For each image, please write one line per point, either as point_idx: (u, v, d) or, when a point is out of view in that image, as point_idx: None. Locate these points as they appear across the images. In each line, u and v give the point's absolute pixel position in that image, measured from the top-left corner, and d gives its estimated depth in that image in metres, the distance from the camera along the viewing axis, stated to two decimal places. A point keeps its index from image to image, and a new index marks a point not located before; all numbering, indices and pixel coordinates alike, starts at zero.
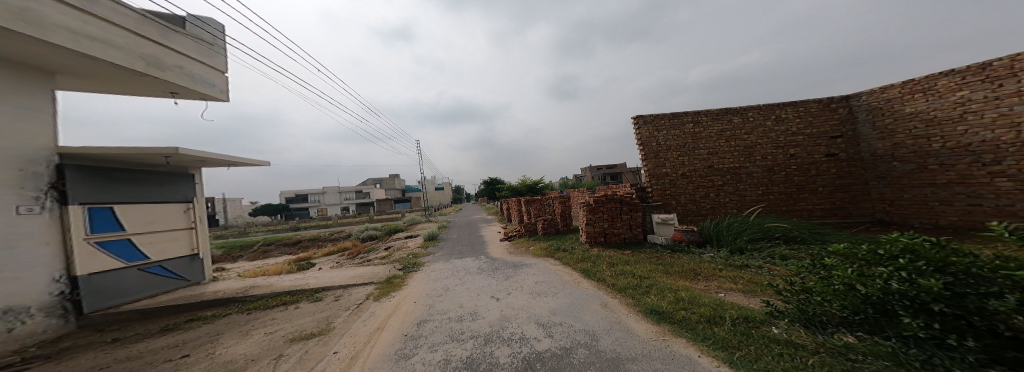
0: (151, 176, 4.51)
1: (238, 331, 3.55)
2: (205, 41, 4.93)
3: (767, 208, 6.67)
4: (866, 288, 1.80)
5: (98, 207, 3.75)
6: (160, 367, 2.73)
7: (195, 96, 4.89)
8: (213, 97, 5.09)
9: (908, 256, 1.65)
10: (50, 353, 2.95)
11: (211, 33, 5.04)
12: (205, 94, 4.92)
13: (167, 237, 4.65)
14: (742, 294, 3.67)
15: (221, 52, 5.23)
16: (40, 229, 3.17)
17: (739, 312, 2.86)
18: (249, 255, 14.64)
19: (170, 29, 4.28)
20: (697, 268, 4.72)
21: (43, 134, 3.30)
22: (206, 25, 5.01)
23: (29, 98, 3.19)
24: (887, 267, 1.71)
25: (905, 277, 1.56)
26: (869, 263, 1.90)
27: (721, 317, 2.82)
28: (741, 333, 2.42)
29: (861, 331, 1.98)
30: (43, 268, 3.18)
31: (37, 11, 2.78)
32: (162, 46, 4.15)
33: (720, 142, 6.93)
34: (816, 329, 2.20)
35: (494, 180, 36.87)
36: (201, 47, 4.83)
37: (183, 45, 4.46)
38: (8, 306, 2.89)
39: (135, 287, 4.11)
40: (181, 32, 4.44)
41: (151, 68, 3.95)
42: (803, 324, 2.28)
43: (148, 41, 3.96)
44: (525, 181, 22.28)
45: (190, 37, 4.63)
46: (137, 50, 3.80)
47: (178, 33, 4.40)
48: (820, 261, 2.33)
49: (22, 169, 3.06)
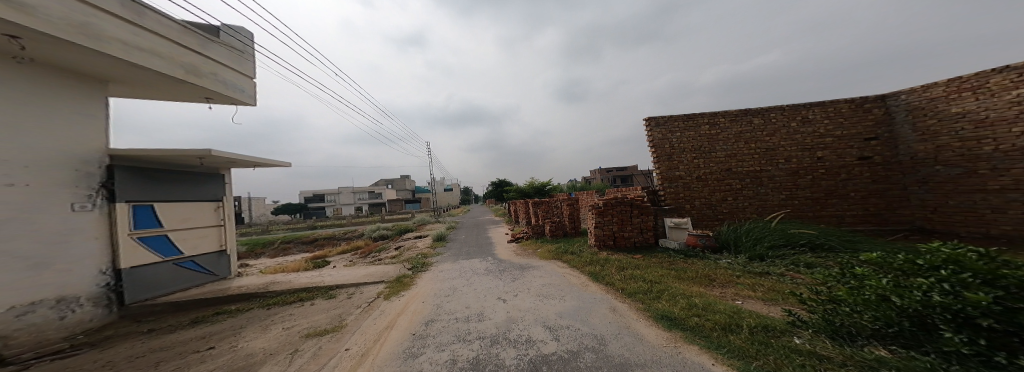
0: (188, 177, 4.88)
1: (259, 326, 3.74)
2: (237, 49, 5.33)
3: (790, 213, 6.36)
4: (902, 300, 1.69)
5: (141, 205, 4.09)
6: (188, 358, 2.93)
7: (226, 101, 5.28)
8: (242, 102, 5.47)
9: (951, 267, 1.57)
10: (95, 341, 3.26)
11: (242, 42, 5.43)
12: (235, 99, 5.30)
13: (199, 234, 4.99)
14: (761, 302, 3.52)
15: (251, 59, 5.63)
16: (91, 225, 3.51)
17: (758, 321, 2.75)
18: (269, 253, 15.37)
19: (206, 39, 4.67)
20: (713, 274, 4.55)
21: (96, 138, 3.66)
22: (237, 35, 5.39)
23: (85, 105, 3.57)
24: (927, 279, 1.61)
25: (948, 289, 1.46)
26: (908, 274, 1.81)
27: (738, 325, 2.73)
28: (759, 343, 2.31)
29: (895, 345, 1.83)
30: (92, 261, 3.52)
31: (96, 26, 3.16)
32: (199, 54, 4.54)
33: (738, 144, 6.70)
34: (843, 341, 2.07)
35: (500, 182, 37.16)
36: (233, 55, 5.22)
37: (217, 54, 4.86)
38: (60, 296, 3.22)
39: (169, 281, 4.44)
40: (216, 41, 4.85)
41: (189, 75, 4.33)
42: (829, 336, 2.16)
43: (189, 51, 4.36)
44: (533, 183, 22.35)
45: (223, 46, 5.01)
46: (179, 59, 4.18)
47: (214, 43, 4.81)
48: (850, 271, 2.22)
49: (77, 169, 3.41)
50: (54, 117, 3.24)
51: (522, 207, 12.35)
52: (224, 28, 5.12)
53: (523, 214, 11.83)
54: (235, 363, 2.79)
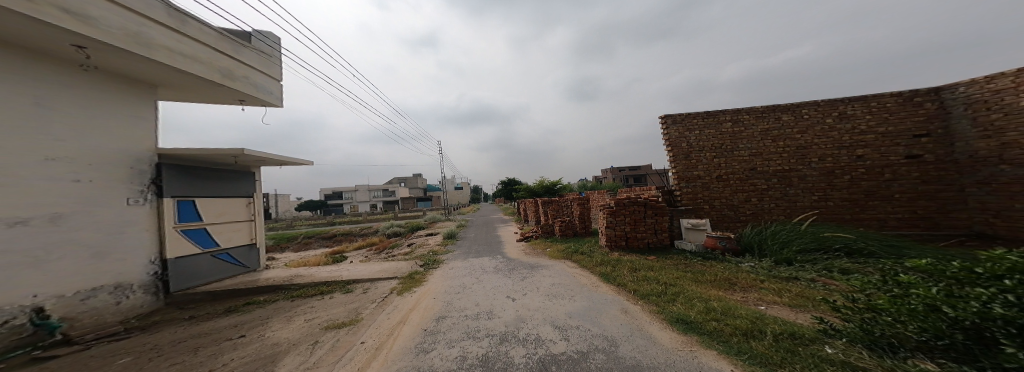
0: (224, 174, 5.32)
1: (284, 317, 3.99)
2: (265, 53, 5.76)
3: (823, 215, 5.92)
4: (956, 311, 1.52)
5: (185, 201, 4.50)
6: (222, 344, 3.19)
7: (257, 102, 5.73)
8: (271, 103, 5.92)
9: (1019, 277, 1.44)
10: (145, 325, 3.63)
11: (270, 47, 5.86)
12: (264, 101, 5.75)
13: (233, 228, 5.40)
14: (788, 309, 3.29)
15: (278, 63, 6.08)
16: (142, 217, 3.93)
17: (784, 328, 2.61)
18: (293, 247, 16.28)
19: (239, 45, 5.09)
20: (734, 278, 4.32)
21: (147, 138, 4.10)
22: (265, 40, 5.82)
23: (139, 108, 4.02)
24: (987, 290, 1.48)
25: (1012, 302, 1.33)
26: (962, 284, 1.66)
27: (760, 331, 2.61)
28: (784, 350, 2.18)
29: (945, 359, 1.63)
30: (144, 251, 3.94)
31: (147, 35, 3.56)
32: (234, 59, 4.96)
33: (765, 142, 6.33)
34: (883, 353, 1.88)
35: (511, 180, 36.99)
36: (261, 59, 5.64)
37: (248, 59, 5.27)
38: (117, 283, 3.64)
39: (208, 271, 4.85)
40: (248, 47, 5.26)
41: (225, 79, 4.76)
42: (866, 347, 1.95)
43: (224, 57, 4.78)
44: (542, 182, 22.13)
45: (254, 51, 5.45)
46: (216, 64, 4.61)
47: (246, 48, 5.23)
48: (893, 278, 2.05)
49: (131, 167, 3.83)
50: (113, 119, 3.68)
51: (532, 207, 12.26)
52: (255, 34, 5.56)
53: (533, 213, 11.76)
54: (263, 351, 3.00)
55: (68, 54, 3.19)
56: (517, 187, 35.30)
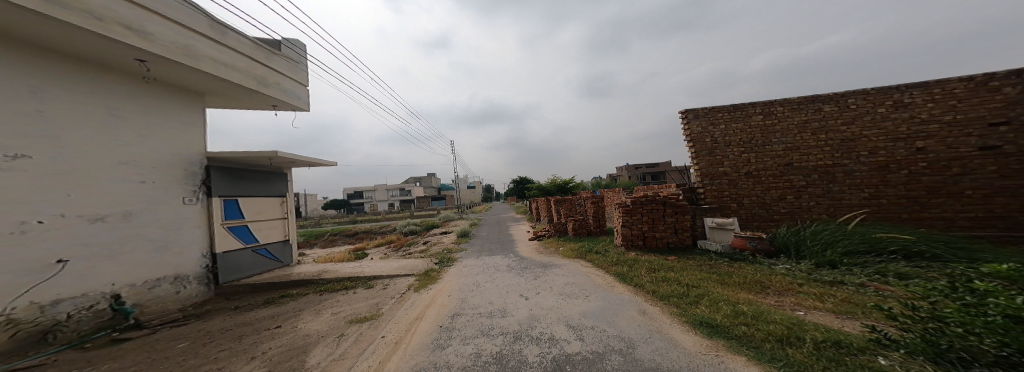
0: (263, 175, 5.86)
1: (313, 310, 4.30)
2: (294, 60, 6.22)
3: (874, 214, 5.29)
4: None
5: (229, 200, 5.02)
6: (261, 334, 3.50)
7: (287, 107, 6.27)
8: (299, 107, 6.42)
9: None
10: (200, 313, 4.11)
11: (298, 53, 6.35)
12: (294, 105, 6.25)
13: (269, 225, 5.92)
14: (831, 315, 2.96)
15: (305, 68, 6.57)
16: (195, 215, 4.45)
17: (828, 336, 2.37)
18: (321, 244, 17.42)
19: (271, 52, 5.54)
20: (765, 281, 3.98)
21: (197, 142, 4.61)
22: (293, 47, 6.31)
23: (190, 114, 4.53)
24: None
25: None
26: None
27: (796, 338, 2.40)
28: (826, 359, 1.98)
29: None
30: (196, 245, 4.46)
31: (195, 47, 3.99)
32: (266, 67, 5.42)
33: (802, 135, 5.79)
34: (948, 369, 1.62)
35: (523, 179, 36.84)
36: (290, 65, 6.12)
37: (279, 66, 5.73)
38: (177, 274, 4.18)
39: (249, 265, 5.37)
40: (278, 54, 5.71)
41: (260, 86, 5.23)
42: (930, 361, 1.70)
43: (259, 65, 5.23)
44: (555, 180, 21.83)
45: (284, 58, 5.91)
46: (253, 72, 5.07)
47: (277, 56, 5.69)
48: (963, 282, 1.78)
49: (185, 169, 4.35)
50: (169, 126, 4.18)
51: (544, 205, 12.13)
52: (284, 41, 6.02)
53: (545, 211, 11.63)
54: (296, 342, 3.25)
55: (131, 67, 3.66)
56: (530, 185, 35.20)
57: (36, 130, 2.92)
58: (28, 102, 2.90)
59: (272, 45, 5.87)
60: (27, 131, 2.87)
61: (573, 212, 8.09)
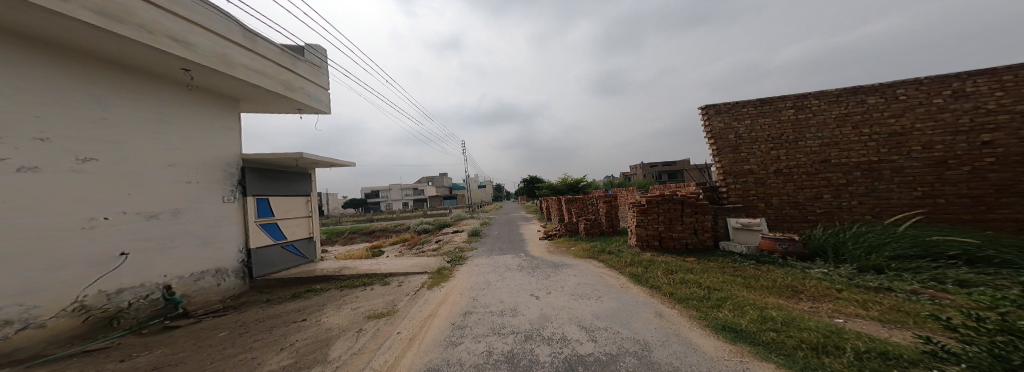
0: (291, 175, 6.32)
1: (335, 304, 4.53)
2: (316, 65, 6.63)
3: (929, 215, 4.71)
4: None
5: (261, 198, 5.45)
6: (289, 326, 3.74)
7: (311, 110, 6.70)
8: (322, 110, 6.84)
9: None
10: (237, 305, 4.48)
11: (320, 58, 6.75)
12: (317, 108, 6.66)
13: (296, 223, 6.35)
14: (877, 324, 2.66)
15: (326, 73, 6.97)
16: (232, 213, 4.88)
17: (873, 346, 2.14)
18: (341, 241, 18.31)
19: (296, 58, 5.93)
20: (797, 285, 3.66)
21: (233, 144, 5.04)
22: (316, 52, 6.73)
23: (227, 119, 4.97)
24: None
25: None
26: None
27: (834, 347, 2.18)
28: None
29: None
30: (233, 241, 4.89)
31: (231, 56, 4.35)
32: (292, 72, 5.82)
33: (841, 129, 5.30)
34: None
35: (535, 178, 36.69)
36: (313, 69, 6.51)
37: (303, 70, 6.14)
38: (217, 268, 4.60)
39: (279, 261, 5.79)
40: (302, 60, 6.13)
41: (287, 91, 5.61)
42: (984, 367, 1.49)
43: (286, 70, 5.63)
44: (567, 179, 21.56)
45: (307, 63, 6.31)
46: (280, 78, 5.45)
47: (301, 61, 6.09)
48: None
49: (224, 170, 4.79)
50: (209, 130, 4.61)
51: (555, 204, 11.97)
52: (307, 47, 6.44)
53: (556, 211, 11.48)
54: (319, 335, 3.45)
55: (177, 76, 4.06)
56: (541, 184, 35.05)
57: (100, 135, 3.32)
58: (95, 110, 3.31)
59: (297, 50, 6.28)
60: (94, 135, 3.28)
61: (585, 211, 7.92)
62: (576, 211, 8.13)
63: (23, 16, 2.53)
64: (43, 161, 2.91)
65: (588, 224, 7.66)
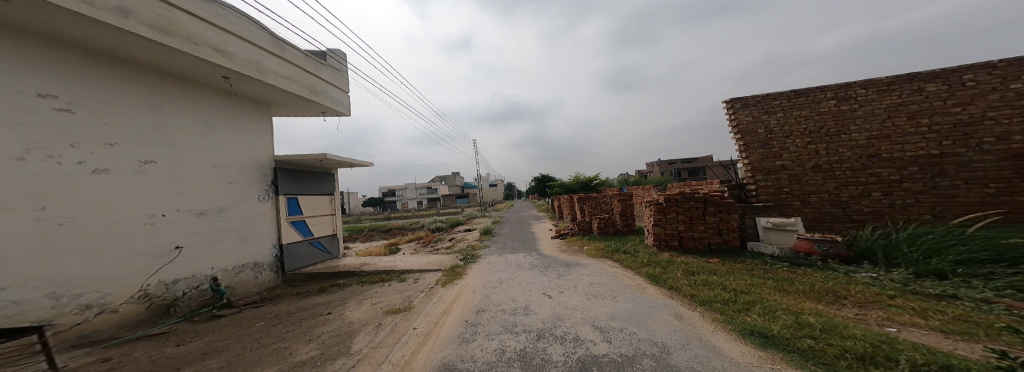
0: (318, 176, 6.78)
1: (357, 299, 4.78)
2: (337, 68, 7.06)
3: (1008, 214, 4.06)
4: None
5: (291, 197, 5.90)
6: (315, 319, 3.99)
7: (333, 112, 7.14)
8: (343, 112, 7.27)
9: None
10: (271, 297, 4.87)
11: (340, 63, 7.18)
12: (338, 111, 7.09)
13: (322, 221, 6.79)
14: (939, 335, 2.31)
15: (346, 76, 7.40)
16: (267, 211, 5.33)
17: (934, 358, 1.86)
18: (362, 238, 19.19)
19: (319, 63, 6.36)
20: (838, 290, 3.30)
21: (266, 146, 5.51)
22: (337, 57, 7.17)
23: (261, 123, 5.45)
24: None
25: None
26: None
27: (886, 358, 1.92)
28: None
29: None
30: (268, 237, 5.33)
31: (263, 63, 4.78)
32: (316, 77, 6.24)
33: (893, 120, 4.70)
34: None
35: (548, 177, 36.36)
36: (334, 73, 6.94)
37: (326, 74, 6.57)
38: (255, 262, 5.04)
39: (307, 256, 6.22)
40: (325, 64, 6.55)
41: (312, 94, 6.04)
42: None
43: (311, 75, 6.07)
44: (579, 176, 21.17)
45: (329, 68, 6.73)
46: (306, 83, 5.88)
47: (323, 66, 6.51)
48: None
49: (259, 171, 5.25)
50: (246, 134, 5.08)
51: (567, 203, 11.77)
52: (328, 52, 6.88)
53: (568, 210, 11.29)
54: (342, 328, 3.64)
55: (218, 84, 4.52)
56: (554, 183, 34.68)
57: (156, 139, 3.79)
58: (153, 117, 3.78)
59: (319, 55, 6.71)
60: (151, 139, 3.74)
61: (598, 210, 7.71)
62: (589, 210, 7.94)
63: (96, 33, 2.96)
64: (113, 164, 3.37)
65: (602, 223, 7.44)
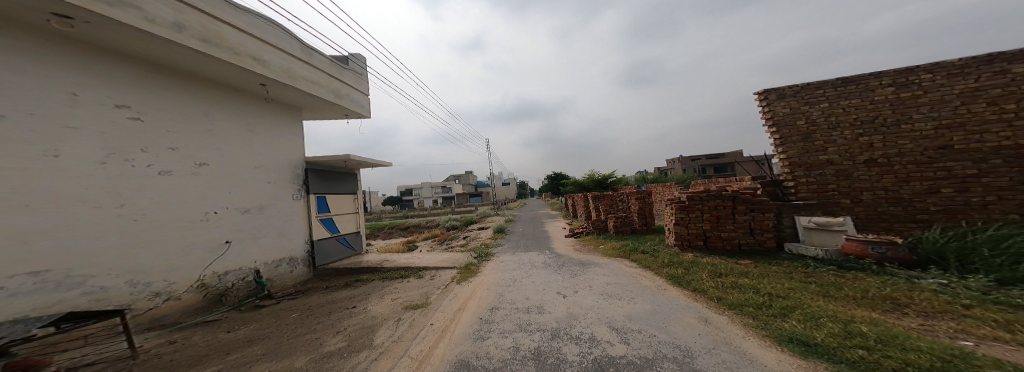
0: (343, 176, 7.24)
1: (378, 294, 5.01)
2: (358, 72, 7.53)
3: None
4: None
5: (320, 196, 6.35)
6: (341, 312, 4.24)
7: (355, 114, 7.61)
8: (364, 113, 7.72)
9: None
10: (304, 290, 5.26)
11: (360, 66, 7.66)
12: (359, 113, 7.55)
13: (347, 218, 7.22)
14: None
15: (366, 79, 7.86)
16: (300, 209, 5.79)
17: None
18: (383, 235, 20.06)
19: (341, 68, 6.82)
20: (898, 297, 2.87)
21: (298, 148, 5.99)
22: (358, 61, 7.68)
23: (293, 126, 5.95)
24: None
25: None
26: None
27: None
28: None
29: None
30: (301, 233, 5.79)
31: (293, 70, 5.23)
32: (339, 81, 6.70)
33: (970, 108, 4.01)
34: None
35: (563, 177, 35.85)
36: (355, 77, 7.40)
37: (348, 78, 7.03)
38: (290, 257, 5.49)
39: (335, 252, 6.65)
40: (346, 69, 7.02)
41: (336, 97, 6.49)
42: None
43: (335, 80, 6.53)
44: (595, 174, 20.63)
45: (350, 71, 7.19)
46: (331, 87, 6.34)
47: (345, 70, 6.98)
48: None
49: (293, 172, 5.73)
50: (279, 136, 5.57)
51: (581, 202, 11.49)
52: (350, 58, 7.36)
53: (582, 209, 11.01)
54: (365, 321, 3.82)
55: (256, 91, 5.01)
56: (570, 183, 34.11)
57: (207, 144, 4.28)
58: (203, 123, 4.28)
59: (342, 61, 7.19)
60: (203, 144, 4.24)
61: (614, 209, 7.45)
62: (605, 209, 7.68)
63: (159, 48, 3.46)
64: (174, 166, 3.86)
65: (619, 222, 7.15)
